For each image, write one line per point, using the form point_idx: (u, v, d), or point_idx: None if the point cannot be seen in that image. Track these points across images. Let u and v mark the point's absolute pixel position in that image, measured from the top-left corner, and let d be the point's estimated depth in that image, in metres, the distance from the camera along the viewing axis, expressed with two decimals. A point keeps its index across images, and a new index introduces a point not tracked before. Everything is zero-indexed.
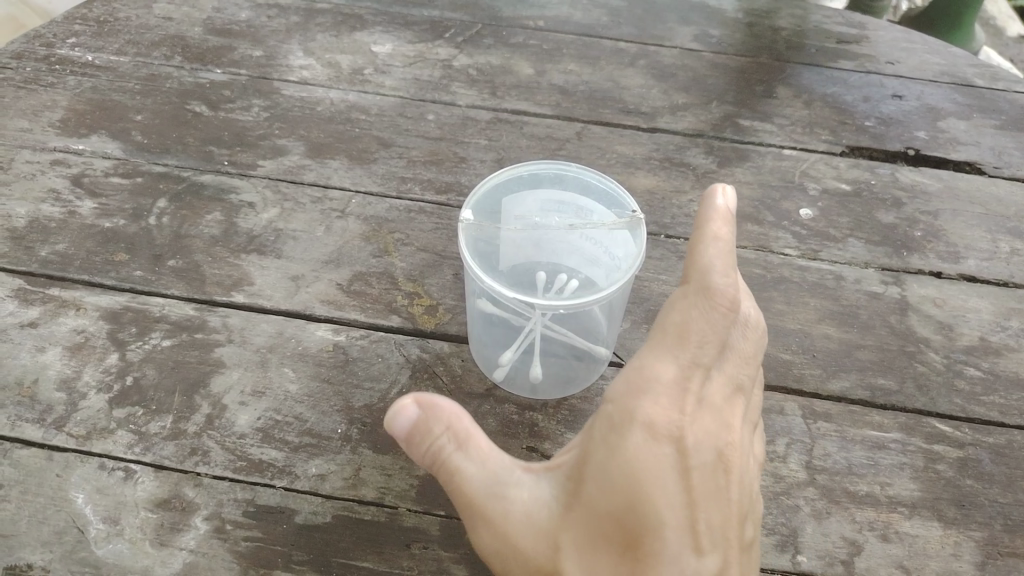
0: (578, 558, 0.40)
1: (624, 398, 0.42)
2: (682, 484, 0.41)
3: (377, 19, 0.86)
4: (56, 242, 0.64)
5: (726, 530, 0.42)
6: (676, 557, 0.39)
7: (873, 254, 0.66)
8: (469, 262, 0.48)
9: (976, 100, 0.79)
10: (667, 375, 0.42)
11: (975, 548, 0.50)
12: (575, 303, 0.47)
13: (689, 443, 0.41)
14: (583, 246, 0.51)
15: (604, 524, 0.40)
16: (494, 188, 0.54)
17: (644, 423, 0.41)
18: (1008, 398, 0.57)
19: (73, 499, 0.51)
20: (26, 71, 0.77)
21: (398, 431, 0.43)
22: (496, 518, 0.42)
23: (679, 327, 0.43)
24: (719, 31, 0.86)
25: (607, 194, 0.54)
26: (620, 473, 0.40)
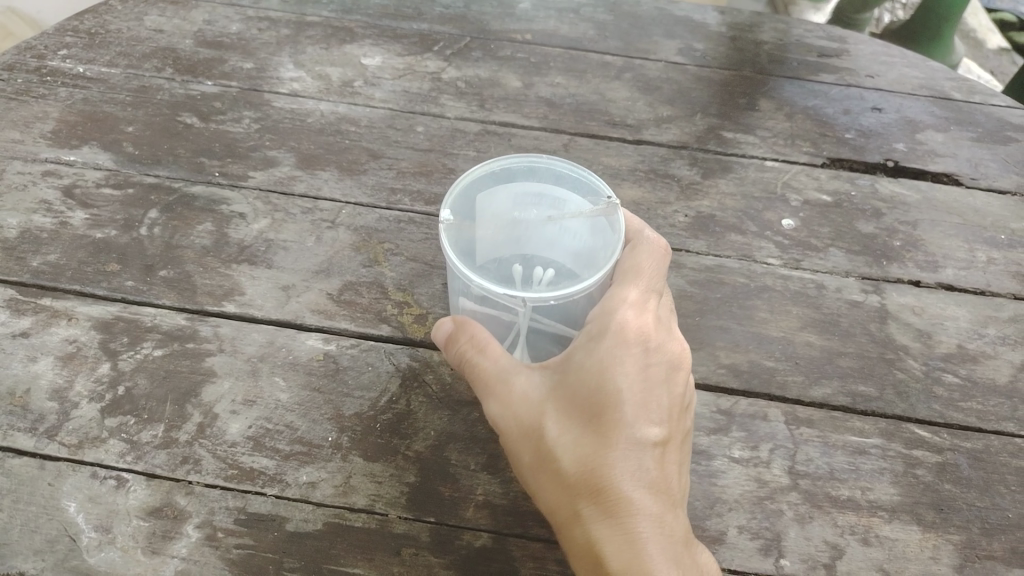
0: (557, 425, 0.45)
1: (602, 312, 0.48)
2: (646, 373, 0.46)
3: (367, 32, 0.87)
4: (48, 252, 0.64)
5: (679, 423, 0.46)
6: (637, 429, 0.44)
7: (854, 264, 0.67)
8: (456, 263, 0.47)
9: (953, 113, 0.81)
10: (631, 296, 0.48)
11: (953, 551, 0.52)
12: (563, 292, 0.46)
13: (654, 345, 0.47)
14: (561, 237, 0.52)
15: (579, 395, 0.45)
16: (467, 187, 0.53)
17: (616, 324, 0.47)
18: (984, 404, 0.59)
19: (65, 508, 0.52)
20: (17, 83, 0.78)
21: (437, 338, 0.51)
22: (495, 393, 0.47)
23: (631, 267, 0.51)
24: (703, 45, 0.88)
25: (580, 182, 0.54)
26: (596, 358, 0.45)
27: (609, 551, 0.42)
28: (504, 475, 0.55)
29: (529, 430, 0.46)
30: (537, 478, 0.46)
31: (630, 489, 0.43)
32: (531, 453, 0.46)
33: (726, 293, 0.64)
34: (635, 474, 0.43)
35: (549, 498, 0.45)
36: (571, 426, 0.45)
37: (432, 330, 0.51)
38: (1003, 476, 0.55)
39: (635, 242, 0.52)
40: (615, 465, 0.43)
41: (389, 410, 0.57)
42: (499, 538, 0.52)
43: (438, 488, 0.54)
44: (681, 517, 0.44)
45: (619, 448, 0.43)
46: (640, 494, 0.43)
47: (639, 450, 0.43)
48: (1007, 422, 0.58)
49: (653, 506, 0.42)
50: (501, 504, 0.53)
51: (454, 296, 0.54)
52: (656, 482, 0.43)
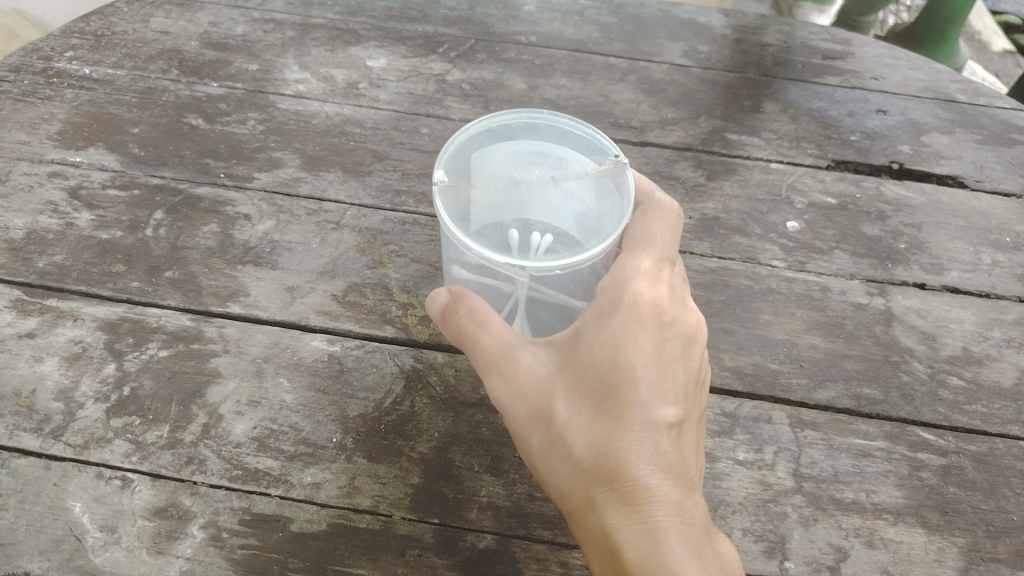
0: (569, 407, 0.44)
1: (613, 282, 0.47)
2: (659, 350, 0.45)
3: (372, 34, 0.87)
4: (53, 253, 0.65)
5: (692, 400, 0.46)
6: (652, 410, 0.43)
7: (859, 266, 0.67)
8: (454, 233, 0.45)
9: (958, 115, 0.80)
10: (644, 265, 0.48)
11: (958, 554, 0.52)
12: (570, 262, 0.44)
13: (667, 319, 0.46)
14: (563, 202, 0.48)
15: (591, 376, 0.44)
16: (462, 146, 0.50)
17: (629, 297, 0.46)
18: (989, 407, 0.59)
19: (71, 508, 0.52)
20: (24, 84, 0.78)
21: (434, 310, 0.49)
22: (501, 372, 0.46)
23: (643, 234, 0.51)
24: (707, 47, 0.88)
25: (585, 141, 0.52)
26: (609, 334, 0.45)
27: (625, 538, 0.41)
28: (508, 476, 0.55)
29: (538, 411, 0.45)
30: (548, 459, 0.45)
31: (646, 475, 0.42)
32: (542, 434, 0.45)
33: (730, 295, 0.64)
34: (651, 457, 0.42)
35: (561, 482, 0.44)
36: (583, 409, 0.44)
37: (426, 300, 0.50)
38: (1008, 479, 0.55)
39: (645, 206, 0.53)
40: (629, 448, 0.42)
41: (393, 411, 0.57)
42: (503, 539, 0.52)
43: (442, 490, 0.54)
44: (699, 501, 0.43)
45: (634, 431, 0.43)
46: (657, 479, 0.42)
47: (655, 432, 0.43)
48: (1012, 425, 0.58)
49: (670, 491, 0.42)
50: (505, 505, 0.53)
51: (447, 263, 0.52)
52: (673, 467, 0.43)
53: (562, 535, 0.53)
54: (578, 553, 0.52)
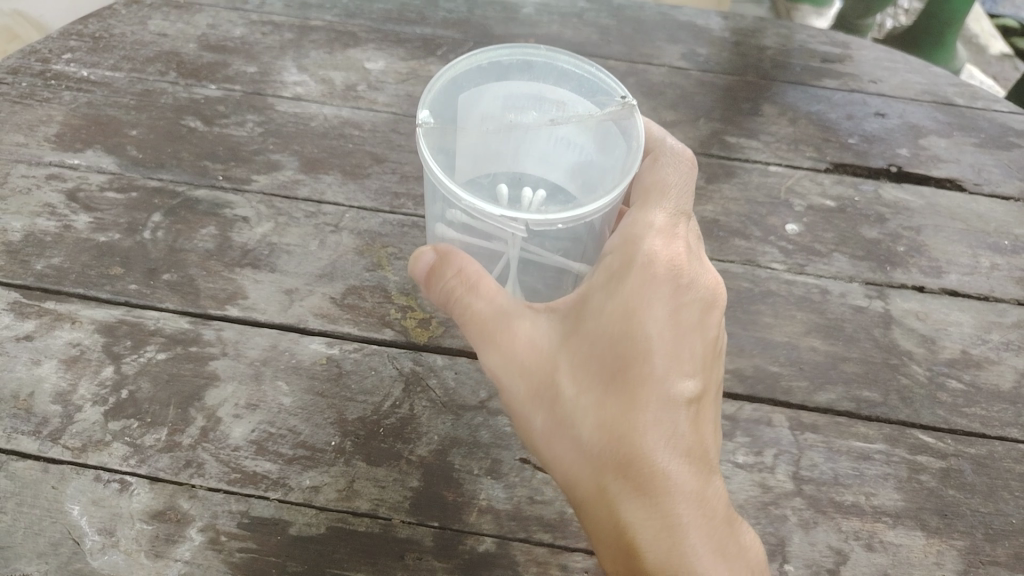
0: (575, 385, 0.44)
1: (623, 244, 0.46)
2: (673, 320, 0.44)
3: (370, 36, 0.87)
4: (51, 256, 0.64)
5: (710, 369, 0.46)
6: (668, 387, 0.43)
7: (858, 269, 0.67)
8: (447, 183, 0.41)
9: (956, 118, 0.81)
10: (659, 221, 0.48)
11: (957, 557, 0.52)
12: (575, 214, 0.41)
13: (681, 287, 0.45)
14: (558, 151, 0.46)
15: (599, 351, 0.43)
16: (449, 87, 0.46)
17: (641, 260, 0.45)
18: (988, 410, 0.59)
19: (69, 511, 0.52)
20: (22, 86, 0.78)
21: (419, 270, 0.48)
22: (496, 343, 0.46)
23: (654, 184, 0.50)
24: (706, 49, 0.88)
25: (588, 82, 0.48)
26: (619, 302, 0.44)
27: (640, 528, 0.41)
28: (508, 479, 0.55)
29: (541, 388, 0.45)
30: (552, 440, 0.45)
31: (663, 461, 0.42)
32: (546, 415, 0.45)
33: (730, 297, 0.64)
34: (666, 440, 0.42)
35: (566, 464, 0.44)
36: (590, 387, 0.43)
37: (410, 259, 0.49)
38: (1007, 481, 0.55)
39: (657, 153, 0.52)
40: (644, 429, 0.42)
41: (392, 414, 0.57)
42: (503, 543, 0.52)
43: (441, 493, 0.54)
44: (715, 483, 0.43)
45: (649, 412, 0.42)
46: (675, 466, 0.42)
47: (673, 409, 0.43)
48: (1010, 428, 0.58)
49: (688, 480, 0.42)
50: (505, 508, 0.53)
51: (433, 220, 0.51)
52: (688, 448, 0.43)
53: (562, 539, 0.53)
54: (578, 556, 0.52)
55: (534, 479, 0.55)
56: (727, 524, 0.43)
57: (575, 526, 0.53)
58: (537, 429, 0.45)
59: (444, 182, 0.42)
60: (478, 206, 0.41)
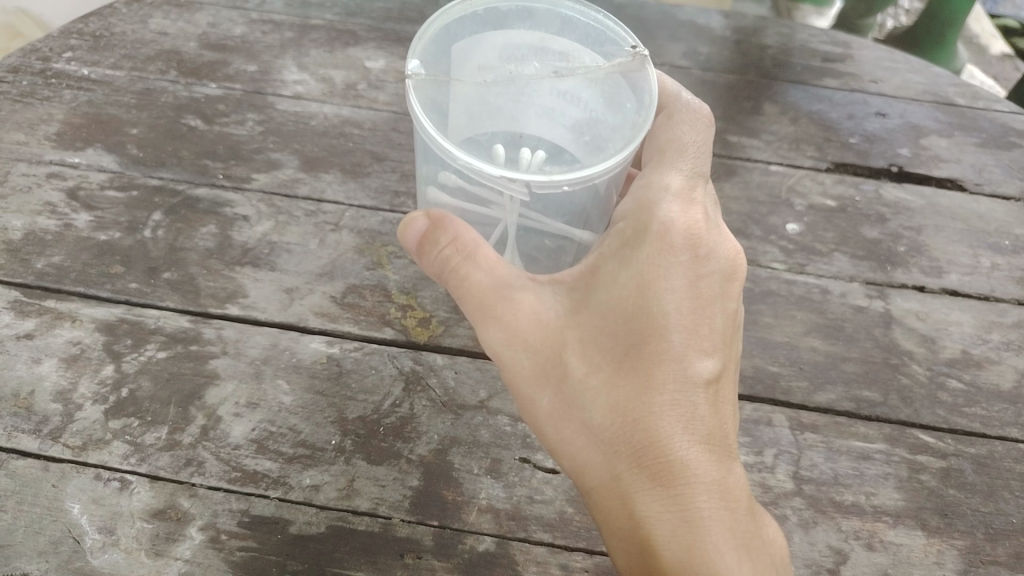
0: (583, 364, 0.44)
1: (637, 208, 0.47)
2: (691, 293, 0.44)
3: (370, 35, 0.87)
4: (52, 254, 0.64)
5: (728, 347, 0.46)
6: (685, 368, 0.43)
7: (858, 268, 0.67)
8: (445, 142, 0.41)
9: (957, 118, 0.81)
10: (675, 185, 0.48)
11: (957, 556, 0.52)
12: (582, 175, 0.41)
13: (699, 258, 0.46)
14: (560, 105, 0.44)
15: (613, 329, 0.44)
16: (444, 34, 0.45)
17: (657, 227, 0.46)
18: (988, 410, 0.59)
19: (69, 510, 0.52)
20: (22, 85, 0.78)
21: (411, 237, 0.47)
22: (499, 318, 0.45)
23: (670, 143, 0.50)
24: (707, 48, 0.88)
25: (595, 30, 0.46)
26: (633, 275, 0.44)
27: (656, 521, 0.41)
28: (507, 478, 0.55)
29: (550, 370, 0.45)
30: (561, 422, 0.45)
31: (680, 448, 0.42)
32: (552, 394, 0.45)
33: None
34: (683, 424, 0.42)
35: (577, 448, 0.44)
36: (603, 367, 0.44)
37: (399, 225, 0.48)
38: (1007, 481, 0.55)
39: (671, 109, 0.52)
40: (660, 412, 0.42)
41: (392, 413, 0.57)
42: (502, 542, 0.52)
43: (441, 492, 0.54)
44: (735, 469, 0.43)
45: (666, 393, 0.42)
46: (692, 454, 0.42)
47: (690, 390, 0.43)
48: (1011, 428, 0.58)
49: (707, 469, 0.42)
50: (505, 508, 0.53)
51: (422, 181, 0.50)
52: (707, 433, 0.43)
53: (561, 538, 0.53)
54: (578, 556, 0.52)
55: (534, 479, 0.55)
56: (750, 514, 0.42)
57: (574, 526, 0.53)
58: (544, 409, 0.46)
59: (440, 142, 0.41)
60: (477, 167, 0.41)
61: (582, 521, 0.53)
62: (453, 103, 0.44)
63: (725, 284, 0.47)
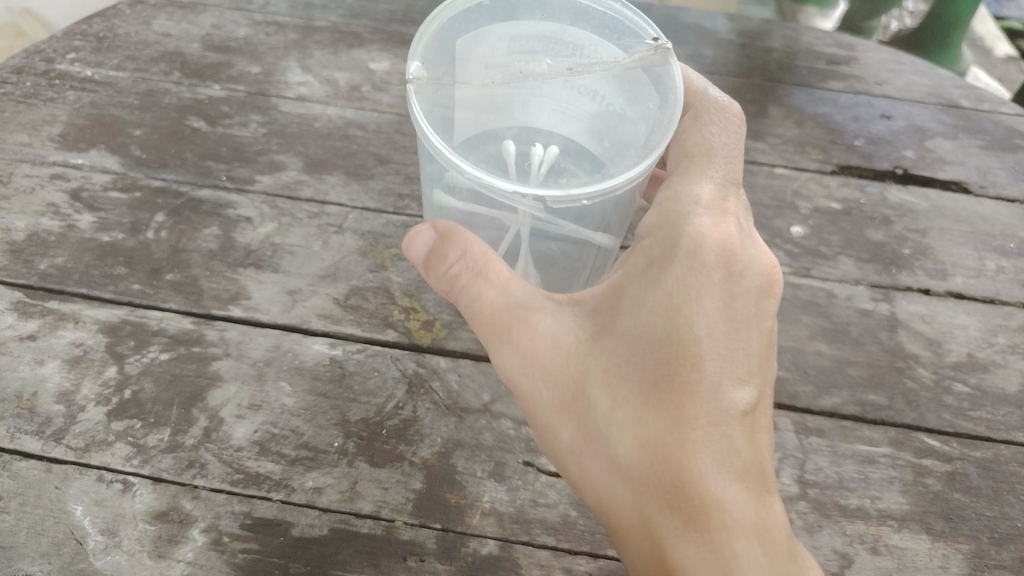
0: (608, 397, 0.43)
1: (666, 222, 0.46)
2: (724, 315, 0.43)
3: (374, 37, 0.87)
4: (55, 255, 0.64)
5: (763, 373, 0.44)
6: (720, 399, 0.42)
7: (863, 272, 0.67)
8: (452, 157, 0.40)
9: (962, 121, 0.81)
10: (707, 194, 0.47)
11: (962, 561, 0.52)
12: (602, 189, 0.41)
13: (733, 275, 0.45)
14: (575, 101, 0.44)
15: (640, 358, 0.43)
16: (448, 26, 0.45)
17: (688, 243, 0.45)
18: (994, 414, 0.59)
19: (71, 512, 0.52)
20: (26, 86, 0.78)
21: (417, 252, 0.47)
22: (515, 343, 0.45)
23: (699, 145, 0.49)
24: (712, 51, 0.87)
25: (613, 19, 0.46)
26: (662, 298, 0.43)
27: (690, 565, 0.40)
28: (510, 482, 0.55)
29: (573, 403, 0.44)
30: (585, 455, 0.44)
31: (714, 486, 0.40)
32: (575, 427, 0.44)
33: None
34: (719, 459, 0.41)
35: (603, 483, 0.44)
36: (630, 400, 0.42)
37: (406, 238, 0.48)
38: (1012, 485, 0.55)
39: (700, 109, 0.51)
40: (692, 447, 0.41)
41: (395, 416, 0.57)
42: (505, 545, 0.52)
43: (444, 495, 0.54)
44: (774, 506, 0.42)
45: (699, 427, 0.41)
46: (727, 493, 0.40)
47: (724, 422, 0.41)
48: (1017, 431, 0.58)
49: (743, 507, 0.41)
50: (508, 511, 0.53)
51: (427, 179, 0.49)
52: (742, 468, 0.41)
53: (565, 542, 0.52)
54: (581, 560, 0.52)
55: (537, 482, 0.55)
56: (790, 557, 0.41)
57: (578, 529, 0.53)
58: (566, 442, 0.45)
59: (447, 156, 0.41)
60: (487, 181, 0.40)
61: (585, 524, 0.53)
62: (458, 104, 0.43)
63: (759, 302, 0.45)
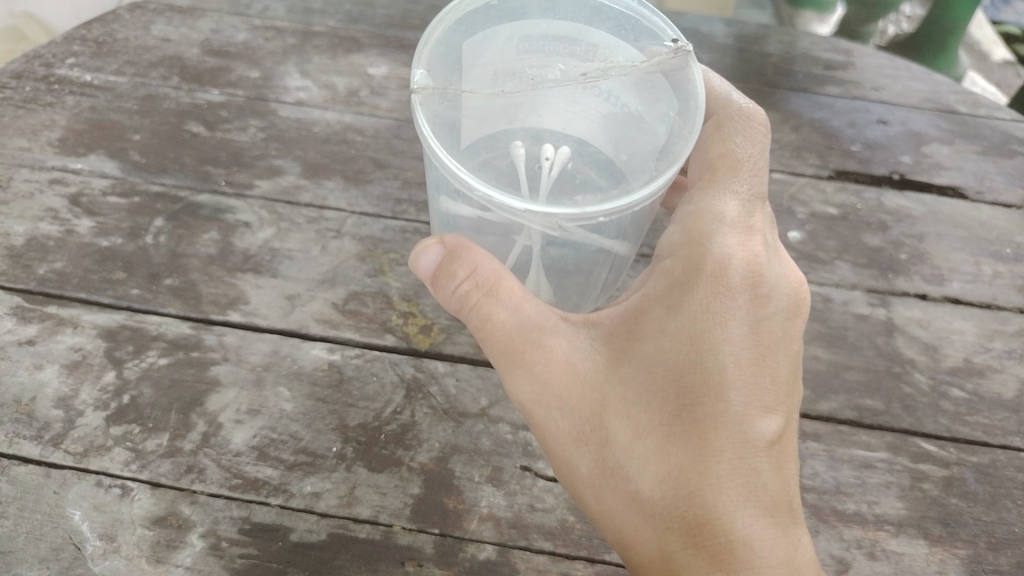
0: (628, 428, 0.43)
1: (688, 243, 0.47)
2: (750, 340, 0.44)
3: (372, 41, 0.87)
4: (54, 260, 0.64)
5: (790, 400, 0.45)
6: (745, 430, 0.42)
7: (860, 276, 0.67)
8: (463, 176, 0.40)
9: (959, 126, 0.81)
10: (731, 212, 0.48)
11: (960, 566, 0.52)
12: (620, 206, 0.41)
13: (758, 298, 0.46)
14: (589, 101, 0.44)
15: (662, 387, 0.43)
16: (451, 31, 0.44)
17: (712, 266, 0.46)
18: (991, 419, 0.59)
19: (70, 516, 0.52)
20: (26, 91, 0.78)
21: (424, 266, 0.47)
22: (528, 368, 0.45)
23: (723, 157, 0.50)
24: (710, 55, 0.88)
25: (629, 19, 0.45)
26: (684, 324, 0.44)
27: None
28: (508, 487, 0.55)
29: (591, 434, 0.44)
30: (603, 487, 0.44)
31: (739, 522, 0.41)
32: (594, 458, 0.44)
33: None
34: (744, 494, 0.41)
35: (621, 517, 0.44)
36: (651, 432, 0.43)
37: (413, 253, 0.48)
38: (1009, 490, 0.55)
39: (722, 116, 0.51)
40: (716, 481, 0.41)
41: (393, 421, 0.57)
42: (503, 550, 0.52)
43: (442, 500, 0.54)
44: (802, 540, 0.42)
45: (724, 460, 0.41)
46: (752, 529, 0.41)
47: (748, 454, 0.42)
48: (1013, 436, 0.58)
49: (772, 544, 0.41)
50: (505, 516, 0.53)
51: (433, 184, 0.49)
52: (769, 502, 0.42)
53: (563, 547, 0.53)
54: (579, 564, 0.52)
55: (535, 487, 0.55)
56: None
57: (575, 534, 0.53)
58: (584, 474, 0.45)
59: (457, 174, 0.40)
60: (498, 200, 0.40)
61: (583, 529, 0.53)
62: (465, 112, 0.43)
63: (784, 325, 0.46)
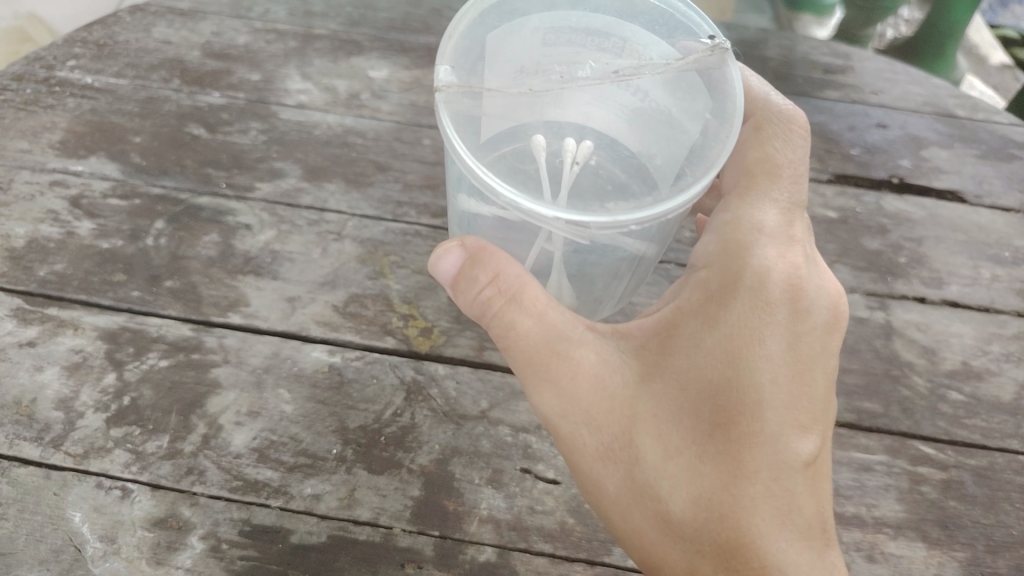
0: (660, 446, 0.43)
1: (724, 253, 0.47)
2: (787, 356, 0.45)
3: (373, 44, 0.87)
4: (54, 262, 0.64)
5: (826, 416, 0.45)
6: (781, 451, 0.43)
7: (859, 280, 0.67)
8: (489, 182, 0.40)
9: (957, 130, 0.81)
10: (769, 222, 0.48)
11: (958, 568, 0.52)
12: (651, 214, 0.41)
13: (796, 311, 0.46)
14: (619, 96, 0.44)
15: (696, 406, 0.43)
16: (476, 26, 0.45)
17: (750, 279, 0.46)
18: (989, 421, 0.59)
19: (70, 518, 0.52)
20: (26, 93, 0.78)
21: (445, 272, 0.47)
22: (553, 381, 0.45)
23: (760, 163, 0.50)
24: None
25: (660, 17, 0.46)
26: (721, 340, 0.44)
27: None
28: (508, 489, 0.55)
29: (619, 452, 0.44)
30: (630, 505, 0.44)
31: (773, 544, 0.42)
32: (620, 476, 0.44)
33: None
34: (778, 516, 0.42)
35: (649, 536, 0.44)
36: (683, 452, 0.43)
37: (432, 256, 0.48)
38: (1007, 493, 0.56)
39: (759, 119, 0.52)
40: (750, 503, 0.42)
41: (393, 423, 0.57)
42: (503, 552, 0.52)
43: (441, 502, 0.54)
44: (834, 562, 0.43)
45: (759, 482, 0.42)
46: (786, 552, 0.42)
47: (783, 475, 0.43)
48: (1011, 439, 0.58)
49: (804, 564, 0.42)
50: (506, 518, 0.53)
51: (451, 178, 0.48)
52: (802, 525, 0.43)
53: (563, 549, 0.53)
54: (579, 566, 0.52)
55: (535, 489, 0.55)
56: None
57: (575, 536, 0.53)
58: (610, 491, 0.45)
59: (483, 180, 0.41)
60: (526, 206, 0.40)
61: (582, 531, 0.53)
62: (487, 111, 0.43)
63: (821, 340, 0.47)
